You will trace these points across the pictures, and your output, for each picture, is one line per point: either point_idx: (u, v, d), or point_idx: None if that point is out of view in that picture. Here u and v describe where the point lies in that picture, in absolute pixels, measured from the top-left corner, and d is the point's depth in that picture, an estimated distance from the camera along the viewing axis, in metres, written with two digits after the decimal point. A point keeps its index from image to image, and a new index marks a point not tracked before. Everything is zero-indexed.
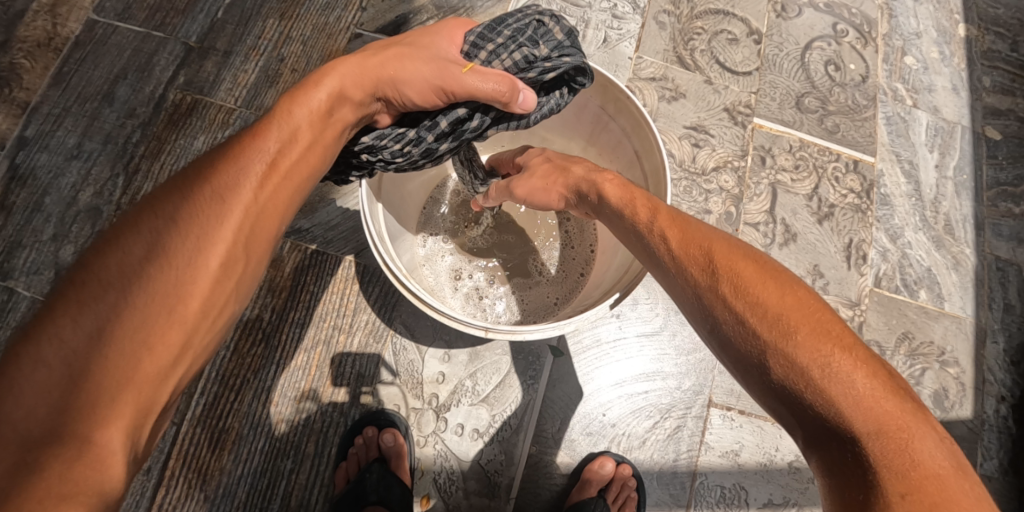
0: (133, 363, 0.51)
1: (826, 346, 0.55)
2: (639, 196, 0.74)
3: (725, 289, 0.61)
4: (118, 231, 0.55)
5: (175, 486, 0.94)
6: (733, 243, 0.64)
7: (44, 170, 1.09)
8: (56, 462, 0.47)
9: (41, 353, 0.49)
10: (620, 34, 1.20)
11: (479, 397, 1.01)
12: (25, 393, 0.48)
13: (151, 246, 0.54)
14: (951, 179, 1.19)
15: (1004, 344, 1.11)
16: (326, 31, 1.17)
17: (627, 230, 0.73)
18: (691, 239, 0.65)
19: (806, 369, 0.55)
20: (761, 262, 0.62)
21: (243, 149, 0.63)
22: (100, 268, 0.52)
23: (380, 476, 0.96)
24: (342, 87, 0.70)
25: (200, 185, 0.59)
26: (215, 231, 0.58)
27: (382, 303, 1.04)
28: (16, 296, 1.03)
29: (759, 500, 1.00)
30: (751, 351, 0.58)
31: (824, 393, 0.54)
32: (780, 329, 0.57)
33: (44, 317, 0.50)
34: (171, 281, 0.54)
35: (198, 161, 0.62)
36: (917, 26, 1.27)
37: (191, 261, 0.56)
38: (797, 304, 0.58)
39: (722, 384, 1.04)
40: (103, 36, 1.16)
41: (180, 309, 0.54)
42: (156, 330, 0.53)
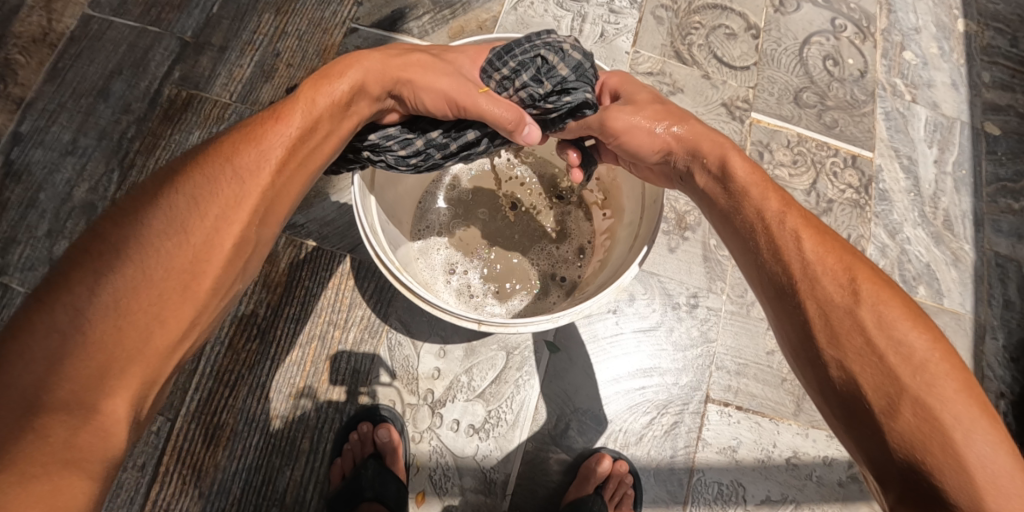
0: (144, 338, 0.54)
1: (966, 406, 0.57)
2: (784, 196, 0.72)
3: (863, 313, 0.61)
4: (138, 207, 0.57)
5: (170, 482, 0.94)
6: (879, 275, 0.64)
7: (39, 166, 1.09)
8: (60, 427, 0.50)
9: (55, 322, 0.51)
10: (618, 29, 1.20)
11: (475, 393, 1.00)
12: (34, 359, 0.50)
13: (167, 225, 0.56)
14: (950, 175, 1.18)
15: (1004, 340, 1.10)
16: (322, 26, 1.17)
17: (750, 221, 0.71)
18: (828, 250, 0.65)
19: (945, 425, 0.56)
20: (905, 299, 0.63)
21: (265, 132, 0.64)
22: (118, 243, 0.55)
23: (376, 472, 0.95)
24: (364, 80, 0.71)
25: (221, 166, 0.60)
26: (231, 212, 0.59)
27: (378, 299, 1.03)
28: (10, 292, 1.03)
29: (757, 497, 0.99)
30: (884, 386, 0.59)
31: (951, 448, 0.56)
32: (924, 379, 0.58)
33: (62, 286, 0.52)
34: (186, 261, 0.56)
35: (219, 140, 0.64)
36: (916, 21, 1.27)
37: (206, 242, 0.57)
38: (944, 356, 0.59)
39: (720, 380, 1.03)
40: (99, 32, 1.16)
41: (194, 289, 0.56)
42: (166, 306, 0.55)
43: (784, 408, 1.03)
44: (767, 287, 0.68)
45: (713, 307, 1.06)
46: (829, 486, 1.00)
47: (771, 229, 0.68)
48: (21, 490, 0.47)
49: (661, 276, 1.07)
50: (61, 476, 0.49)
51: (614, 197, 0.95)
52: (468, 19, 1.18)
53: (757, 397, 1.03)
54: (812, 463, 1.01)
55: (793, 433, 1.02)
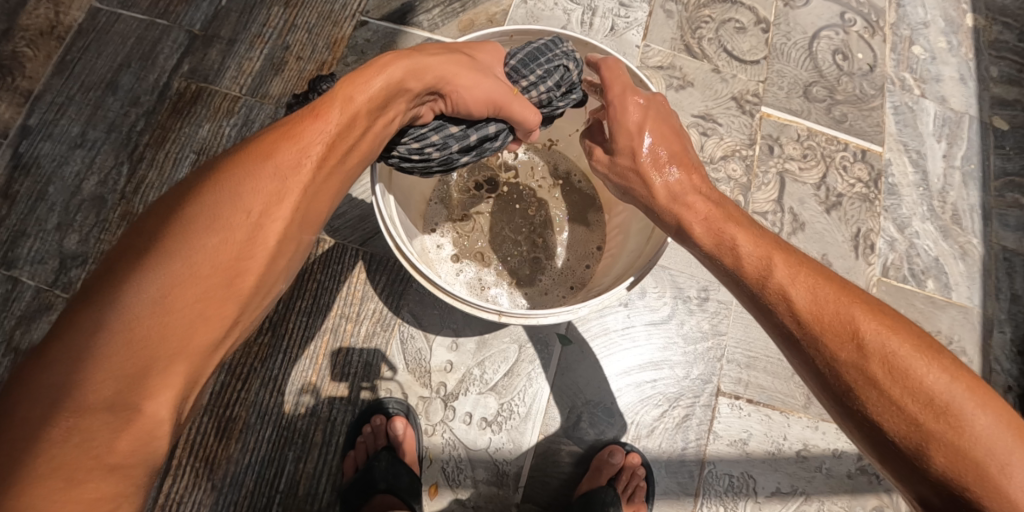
0: (187, 337, 0.52)
1: (1005, 441, 0.54)
2: (766, 237, 0.68)
3: (871, 367, 0.58)
4: (179, 204, 0.56)
5: (183, 474, 0.94)
6: (880, 311, 0.60)
7: (48, 159, 1.08)
8: (103, 429, 0.49)
9: (99, 320, 0.50)
10: (628, 22, 1.20)
11: (487, 386, 1.00)
12: (78, 358, 0.49)
13: (209, 221, 0.55)
14: (958, 169, 1.19)
15: (1011, 333, 1.11)
16: (331, 19, 1.16)
17: (732, 281, 0.68)
18: (825, 304, 0.61)
19: (980, 462, 0.54)
20: (914, 335, 0.59)
21: (306, 130, 0.60)
22: (161, 239, 0.53)
23: (388, 463, 0.96)
24: (403, 78, 0.66)
25: (261, 163, 0.58)
26: (272, 209, 0.57)
27: (390, 292, 1.03)
28: (20, 286, 1.02)
29: (767, 489, 1.00)
30: (907, 432, 0.56)
31: (997, 492, 0.53)
32: (948, 420, 0.55)
33: (105, 285, 0.51)
34: (228, 259, 0.55)
35: (257, 135, 0.62)
36: (924, 16, 1.27)
37: (248, 240, 0.56)
38: (970, 393, 0.56)
39: (730, 373, 1.04)
40: (106, 25, 1.15)
41: (234, 288, 0.55)
42: (209, 305, 0.54)
43: (794, 401, 1.03)
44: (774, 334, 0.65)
45: (724, 301, 1.06)
46: (838, 477, 1.01)
47: (754, 286, 0.65)
48: (63, 494, 0.48)
49: (671, 270, 1.07)
50: (106, 478, 0.50)
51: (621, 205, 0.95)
52: (478, 12, 1.18)
53: (767, 390, 1.03)
54: (821, 455, 1.01)
55: (803, 426, 1.02)
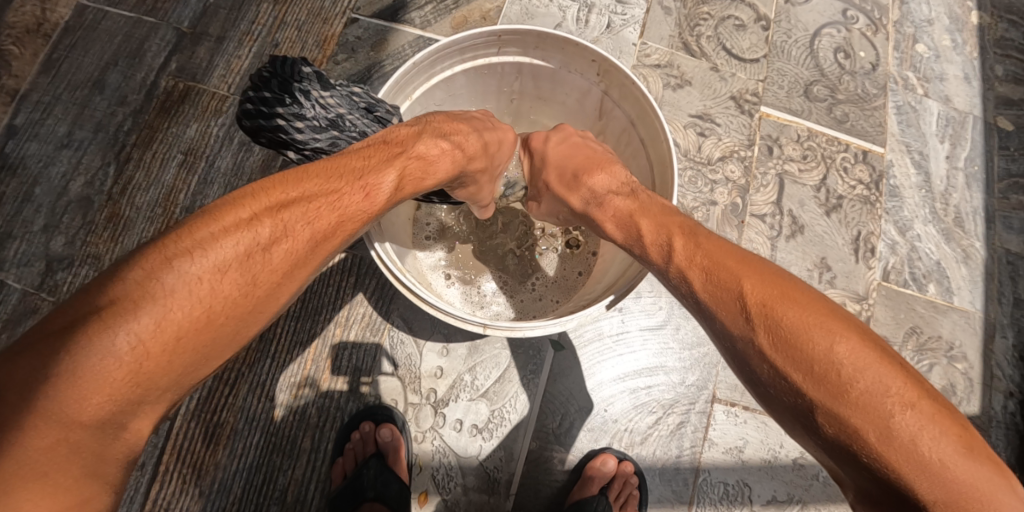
0: (191, 370, 0.58)
1: (887, 408, 0.56)
2: (669, 218, 0.74)
3: (760, 338, 0.61)
4: (213, 239, 0.60)
5: (170, 481, 0.93)
6: (783, 286, 0.63)
7: (34, 159, 1.06)
8: (96, 442, 0.54)
9: (119, 345, 0.54)
10: (625, 19, 1.17)
11: (479, 392, 0.99)
12: (96, 376, 0.54)
13: (238, 272, 0.60)
14: (961, 171, 1.16)
15: (1014, 339, 1.09)
16: (322, 16, 1.14)
17: (658, 255, 0.72)
18: (719, 281, 0.66)
19: (881, 420, 0.55)
20: (784, 299, 0.62)
21: (348, 197, 0.67)
22: (190, 280, 0.58)
23: (378, 471, 0.94)
24: (451, 171, 0.76)
25: (302, 225, 0.63)
26: (293, 271, 0.63)
27: (379, 296, 1.01)
28: (7, 288, 1.01)
29: (763, 497, 0.98)
30: (798, 405, 0.59)
31: (881, 459, 0.55)
32: (832, 388, 0.57)
33: (127, 311, 0.55)
34: (243, 308, 0.61)
35: (282, 177, 0.66)
36: (928, 13, 1.24)
37: (266, 293, 0.62)
38: (856, 357, 0.58)
39: (727, 379, 1.02)
40: (93, 22, 1.13)
41: (238, 331, 0.61)
42: (216, 346, 0.60)
43: None
44: (689, 305, 0.69)
45: None
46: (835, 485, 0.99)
47: (677, 257, 0.70)
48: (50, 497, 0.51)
49: None
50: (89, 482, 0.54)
51: None
52: (471, 10, 1.15)
53: None
54: (818, 464, 1.00)
55: None
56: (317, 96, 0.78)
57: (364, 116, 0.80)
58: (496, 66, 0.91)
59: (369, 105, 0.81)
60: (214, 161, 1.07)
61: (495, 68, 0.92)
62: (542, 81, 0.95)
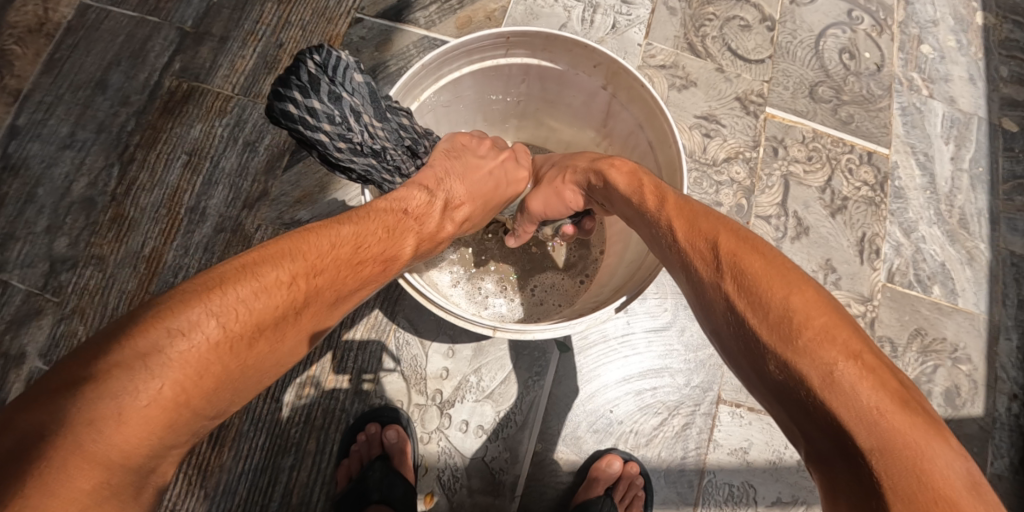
0: (209, 420, 0.56)
1: (836, 354, 0.54)
2: (644, 177, 0.75)
3: (727, 286, 0.60)
4: (250, 296, 0.57)
5: (175, 482, 0.92)
6: (755, 243, 0.62)
7: (37, 160, 1.06)
8: (123, 495, 0.50)
9: (154, 394, 0.51)
10: (630, 19, 1.17)
11: (484, 393, 0.99)
12: (132, 425, 0.50)
13: (270, 328, 0.59)
14: (966, 172, 1.16)
15: (1018, 340, 1.09)
16: (326, 16, 1.13)
17: (637, 218, 0.73)
18: (698, 233, 0.65)
19: (830, 363, 0.53)
20: (756, 254, 0.61)
21: (372, 256, 0.68)
22: (227, 336, 0.56)
23: (383, 474, 0.93)
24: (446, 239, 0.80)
25: (330, 287, 0.64)
26: (311, 328, 0.63)
27: (385, 297, 1.01)
28: (10, 289, 1.01)
29: (767, 498, 0.98)
30: (752, 348, 0.57)
31: (825, 405, 0.53)
32: (783, 331, 0.55)
33: (166, 361, 0.52)
34: (262, 366, 0.59)
35: (307, 234, 0.64)
36: (933, 13, 1.24)
37: (285, 348, 0.61)
38: (812, 305, 0.56)
39: (732, 381, 1.02)
40: (96, 21, 1.13)
41: (254, 385, 0.59)
42: (232, 400, 0.58)
43: None
44: (667, 260, 0.68)
45: None
46: None
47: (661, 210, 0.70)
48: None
49: None
50: None
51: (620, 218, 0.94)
52: (476, 9, 1.15)
53: None
54: None
55: None
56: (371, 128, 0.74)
57: (403, 153, 0.79)
58: (503, 69, 0.91)
59: (411, 144, 0.80)
60: (218, 162, 1.07)
61: (502, 70, 0.92)
62: (549, 83, 0.95)
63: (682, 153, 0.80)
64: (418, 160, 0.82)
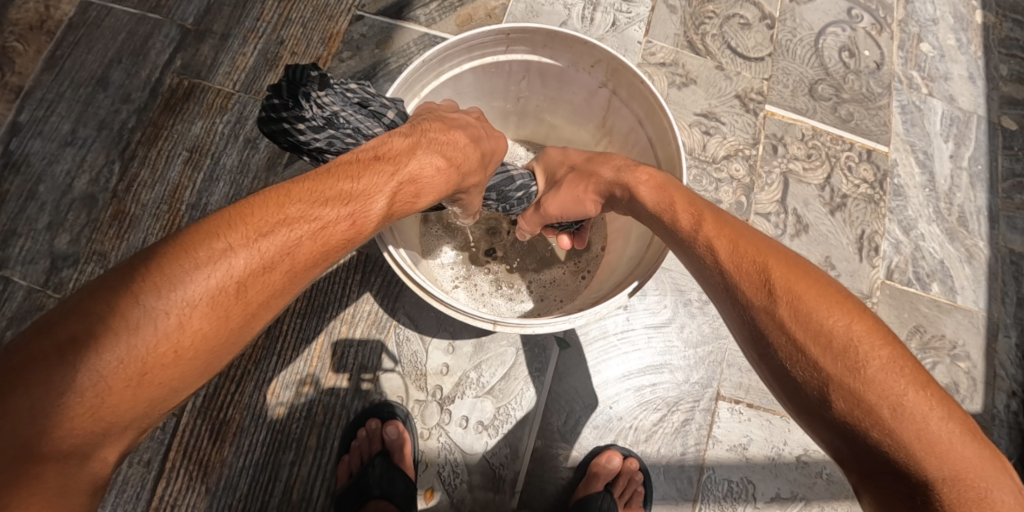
0: (157, 403, 0.55)
1: (902, 387, 0.56)
2: (674, 186, 0.76)
3: (780, 311, 0.61)
4: (190, 277, 0.55)
5: (176, 478, 0.93)
6: (803, 270, 0.63)
7: (39, 157, 1.06)
8: (53, 478, 0.50)
9: (75, 378, 0.51)
10: (630, 17, 1.17)
11: (484, 389, 0.99)
12: (51, 411, 0.50)
13: (210, 303, 0.56)
14: (965, 170, 1.17)
15: (1017, 338, 1.09)
16: (327, 14, 1.14)
17: (671, 236, 0.73)
18: (745, 255, 0.65)
19: (896, 395, 0.56)
20: (806, 280, 0.62)
21: (330, 216, 0.63)
22: (152, 312, 0.54)
23: (383, 469, 0.94)
24: (433, 198, 0.73)
25: (278, 257, 0.60)
26: (270, 300, 0.60)
27: (386, 294, 1.01)
28: (12, 286, 1.01)
29: (767, 495, 0.99)
30: (806, 380, 0.59)
31: (890, 435, 0.55)
32: (848, 363, 0.57)
33: (86, 343, 0.52)
34: (213, 344, 0.57)
35: (265, 208, 0.61)
36: (933, 12, 1.24)
37: (239, 324, 0.58)
38: (872, 334, 0.58)
39: (731, 377, 1.02)
40: (97, 19, 1.13)
41: (208, 365, 0.57)
42: (185, 381, 0.56)
43: None
44: (709, 285, 0.68)
45: None
46: (839, 483, 1.00)
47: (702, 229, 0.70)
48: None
49: (673, 272, 1.05)
50: None
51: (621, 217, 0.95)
52: (476, 7, 1.15)
53: (768, 395, 1.02)
54: (822, 461, 1.00)
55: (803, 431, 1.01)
56: (314, 96, 0.73)
57: (358, 112, 0.77)
58: (503, 66, 0.91)
59: (362, 100, 0.77)
60: (219, 159, 1.07)
61: (503, 67, 0.92)
62: (549, 80, 0.95)
63: (682, 149, 0.80)
64: (382, 118, 0.78)
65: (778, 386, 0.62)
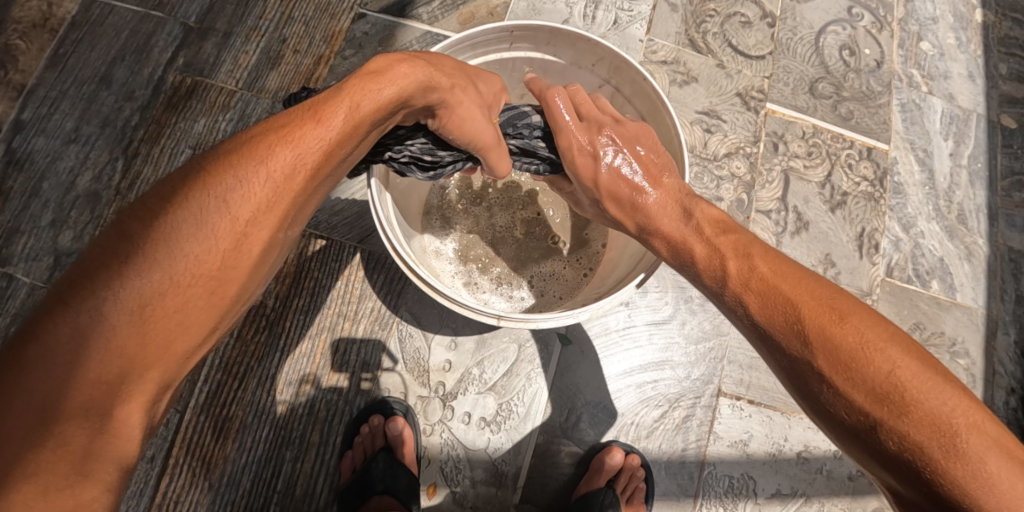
0: (163, 347, 0.51)
1: (949, 427, 0.56)
2: (701, 215, 0.75)
3: (817, 359, 0.61)
4: (174, 207, 0.52)
5: (180, 474, 0.93)
6: (836, 307, 0.63)
7: (42, 154, 1.07)
8: (76, 435, 0.48)
9: (68, 329, 0.48)
10: (631, 16, 1.18)
11: (486, 386, 0.99)
12: (51, 369, 0.47)
13: (199, 227, 0.52)
14: (965, 168, 1.17)
15: (1016, 335, 1.10)
16: (329, 12, 1.14)
17: (700, 280, 0.74)
18: (774, 300, 0.65)
19: (948, 435, 0.56)
20: (840, 318, 0.62)
21: (299, 121, 0.58)
22: (141, 248, 0.51)
23: (386, 465, 0.95)
24: (415, 88, 0.63)
25: (256, 170, 0.55)
26: (262, 219, 0.55)
27: (388, 290, 1.02)
28: (16, 283, 1.01)
29: (767, 490, 0.99)
30: (857, 423, 0.60)
31: (943, 477, 0.55)
32: (895, 408, 0.57)
33: (77, 291, 0.49)
34: (212, 272, 0.53)
35: (256, 137, 0.58)
36: (933, 11, 1.24)
37: (234, 250, 0.54)
38: (916, 379, 0.58)
39: (732, 374, 1.03)
40: (100, 17, 1.13)
41: (212, 296, 0.53)
42: (191, 314, 0.52)
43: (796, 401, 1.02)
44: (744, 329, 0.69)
45: None
46: (839, 479, 1.00)
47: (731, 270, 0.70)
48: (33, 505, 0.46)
49: (674, 269, 1.06)
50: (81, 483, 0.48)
51: None
52: (478, 5, 1.16)
53: (769, 391, 1.03)
54: (822, 457, 1.01)
55: (804, 427, 1.02)
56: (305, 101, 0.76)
57: None
58: (506, 63, 0.92)
59: None
60: None
61: (507, 63, 0.92)
62: (552, 78, 0.96)
63: (684, 146, 0.81)
64: None
65: (829, 425, 0.62)
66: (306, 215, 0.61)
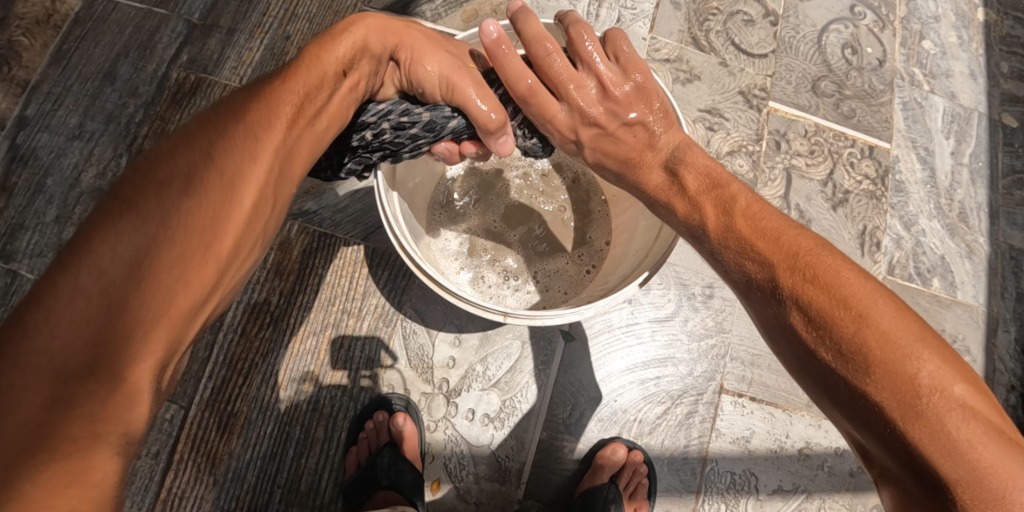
0: (162, 300, 0.52)
1: (916, 390, 0.55)
2: (701, 185, 0.74)
3: (793, 318, 0.62)
4: (164, 163, 0.55)
5: (184, 470, 0.94)
6: (838, 279, 0.61)
7: (46, 150, 1.07)
8: (89, 399, 0.48)
9: (71, 284, 0.48)
10: (634, 14, 1.18)
11: (490, 383, 1.00)
12: (54, 326, 0.47)
13: (189, 180, 0.55)
14: (966, 166, 1.18)
15: (1016, 333, 1.10)
16: (333, 8, 1.14)
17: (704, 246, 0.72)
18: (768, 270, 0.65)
19: (936, 414, 0.55)
20: (841, 288, 0.60)
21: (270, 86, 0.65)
22: (136, 200, 0.52)
23: (391, 460, 0.96)
24: (366, 38, 0.71)
25: (234, 126, 0.60)
26: (246, 172, 0.58)
27: (392, 287, 1.02)
28: (20, 278, 1.02)
29: (769, 486, 1.00)
30: (856, 404, 0.58)
31: (928, 457, 0.55)
32: (901, 394, 0.56)
33: (74, 248, 0.49)
34: (205, 220, 0.54)
35: (233, 103, 0.63)
36: (935, 9, 1.25)
37: (223, 200, 0.56)
38: (883, 339, 0.57)
39: (734, 371, 1.03)
40: (104, 13, 1.13)
41: (209, 247, 0.55)
42: (190, 267, 0.53)
43: (798, 398, 1.03)
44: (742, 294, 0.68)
45: (728, 298, 1.05)
46: (840, 476, 1.01)
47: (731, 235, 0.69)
48: (49, 471, 0.45)
49: (676, 266, 1.06)
50: (92, 448, 0.47)
51: (627, 210, 0.95)
52: (482, 3, 1.16)
53: (770, 388, 1.03)
54: (824, 454, 1.01)
55: (805, 424, 1.02)
56: None
57: None
58: None
59: None
60: None
61: None
62: None
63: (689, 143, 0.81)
64: None
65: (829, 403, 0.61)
66: (296, 176, 0.65)
